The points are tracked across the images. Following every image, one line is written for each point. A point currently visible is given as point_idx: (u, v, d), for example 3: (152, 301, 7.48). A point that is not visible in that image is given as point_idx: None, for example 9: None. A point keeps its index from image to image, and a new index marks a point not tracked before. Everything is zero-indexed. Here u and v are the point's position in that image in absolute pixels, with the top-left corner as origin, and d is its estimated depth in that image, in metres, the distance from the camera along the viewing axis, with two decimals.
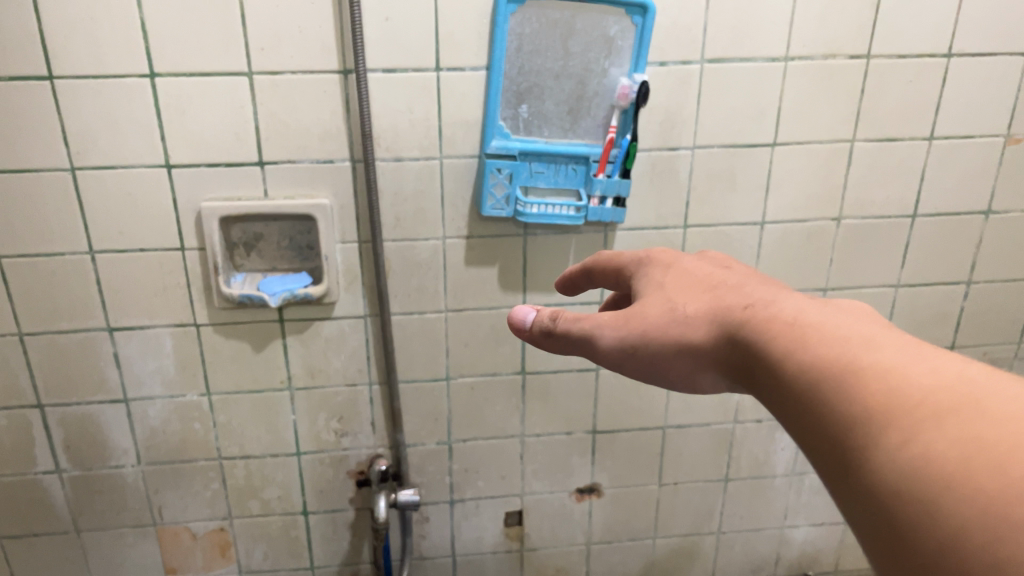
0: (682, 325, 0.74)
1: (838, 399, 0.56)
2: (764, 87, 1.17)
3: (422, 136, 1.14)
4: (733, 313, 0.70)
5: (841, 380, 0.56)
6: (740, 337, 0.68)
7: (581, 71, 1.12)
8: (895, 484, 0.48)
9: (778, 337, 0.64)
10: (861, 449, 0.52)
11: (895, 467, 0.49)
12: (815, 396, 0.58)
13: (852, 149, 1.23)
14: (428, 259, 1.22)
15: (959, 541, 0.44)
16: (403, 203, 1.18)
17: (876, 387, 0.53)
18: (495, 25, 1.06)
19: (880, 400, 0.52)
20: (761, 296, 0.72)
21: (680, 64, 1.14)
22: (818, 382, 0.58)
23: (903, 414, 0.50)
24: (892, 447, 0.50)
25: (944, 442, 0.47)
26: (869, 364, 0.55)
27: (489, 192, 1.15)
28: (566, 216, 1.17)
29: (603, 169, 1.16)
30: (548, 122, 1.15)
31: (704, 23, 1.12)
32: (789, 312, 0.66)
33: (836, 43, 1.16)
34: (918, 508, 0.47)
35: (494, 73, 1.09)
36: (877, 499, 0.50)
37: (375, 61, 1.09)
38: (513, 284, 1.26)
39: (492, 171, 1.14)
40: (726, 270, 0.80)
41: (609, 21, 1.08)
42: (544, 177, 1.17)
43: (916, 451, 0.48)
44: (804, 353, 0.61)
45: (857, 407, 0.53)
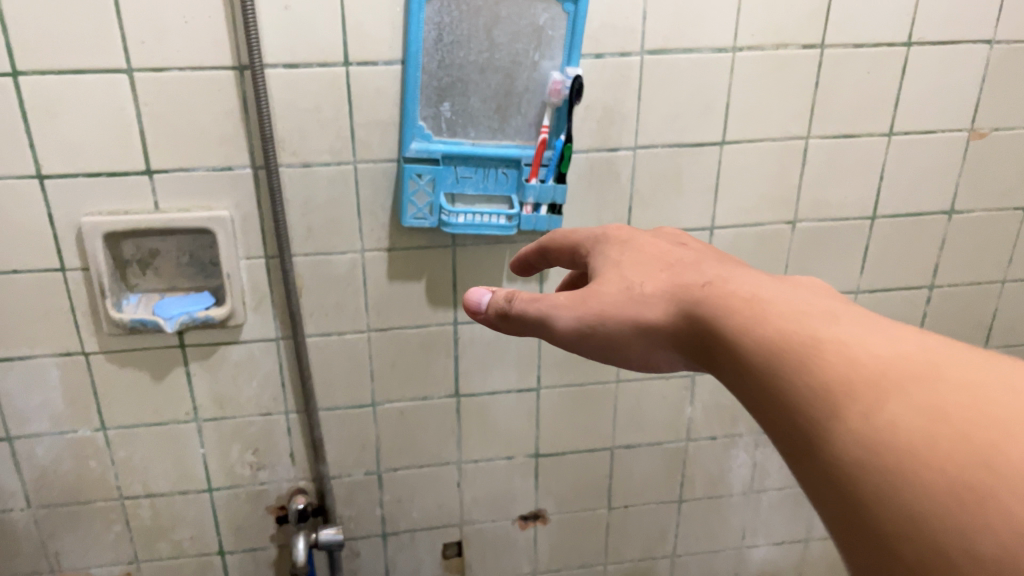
0: (643, 301, 0.67)
1: (791, 374, 0.49)
2: (710, 80, 1.07)
3: (332, 138, 1.02)
4: (691, 292, 0.64)
5: (795, 354, 0.50)
6: (694, 313, 0.62)
7: (509, 64, 1.00)
8: (855, 460, 0.43)
9: (730, 310, 0.58)
10: (817, 426, 0.46)
11: (856, 441, 0.43)
12: (767, 373, 0.52)
13: (807, 146, 1.13)
14: (346, 275, 1.10)
15: (932, 522, 0.39)
16: (314, 213, 1.05)
17: (835, 360, 0.47)
18: (409, 14, 0.94)
19: (837, 373, 0.46)
20: (723, 270, 0.65)
21: (618, 55, 1.03)
22: (771, 356, 0.52)
23: (863, 385, 0.45)
24: (854, 421, 0.44)
25: (910, 413, 0.42)
26: (828, 338, 0.49)
27: (409, 201, 1.04)
28: (496, 225, 1.06)
29: (536, 173, 1.04)
30: (474, 122, 1.03)
31: (643, 10, 1.01)
32: (745, 284, 0.60)
33: (789, 31, 1.06)
34: (883, 485, 0.41)
35: (410, 68, 0.97)
36: (835, 477, 0.44)
37: (275, 55, 0.96)
38: (443, 300, 1.14)
39: (412, 177, 1.03)
40: (685, 247, 0.73)
41: (538, 9, 0.97)
42: (471, 182, 1.06)
43: (880, 424, 0.42)
44: (756, 326, 0.54)
45: (814, 382, 0.47)
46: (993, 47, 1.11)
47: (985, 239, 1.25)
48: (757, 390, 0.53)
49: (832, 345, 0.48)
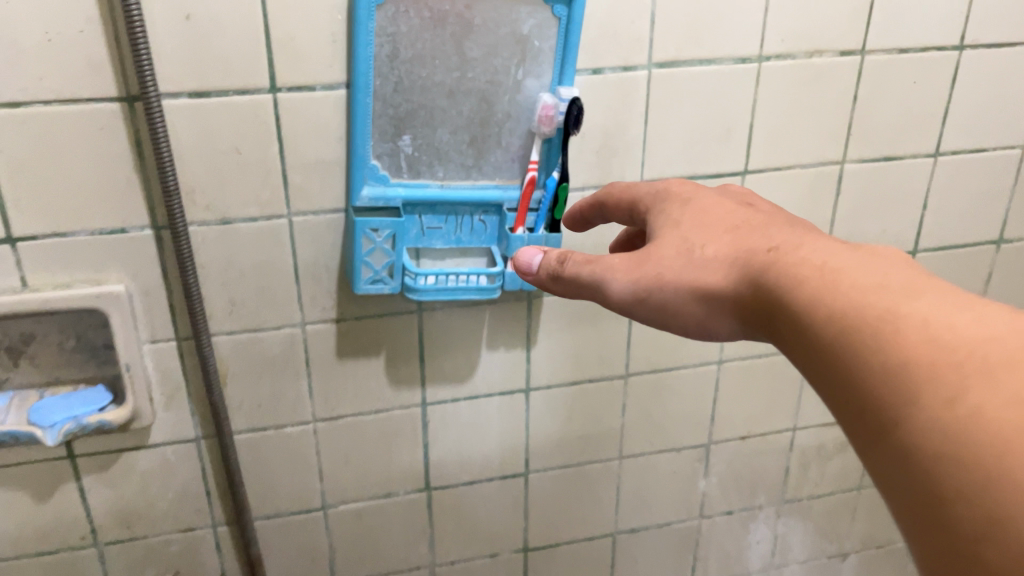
0: (703, 272, 0.59)
1: (865, 349, 0.48)
2: (731, 97, 0.87)
3: (259, 186, 0.78)
4: (764, 258, 0.57)
5: (870, 328, 0.48)
6: (764, 281, 0.56)
7: (484, 84, 0.78)
8: (932, 446, 0.43)
9: (793, 286, 0.53)
10: (898, 405, 0.45)
11: (937, 427, 0.43)
12: (836, 346, 0.50)
13: (842, 172, 0.94)
14: (283, 356, 0.86)
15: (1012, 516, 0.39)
16: (239, 282, 0.82)
17: (916, 337, 0.46)
18: (355, 23, 0.71)
19: (921, 354, 0.45)
20: (791, 233, 0.58)
21: (621, 70, 0.82)
22: (840, 331, 0.49)
23: (949, 368, 0.44)
24: (935, 404, 0.43)
25: (996, 401, 0.41)
26: (909, 313, 0.47)
27: (363, 261, 0.80)
28: (475, 287, 0.82)
29: (523, 220, 0.82)
30: (443, 158, 0.81)
31: (651, 12, 0.80)
32: (802, 254, 0.55)
33: (825, 35, 0.86)
34: (962, 473, 0.41)
35: (359, 92, 0.75)
36: (913, 457, 0.44)
37: (177, 80, 0.72)
38: (407, 378, 0.91)
39: (366, 231, 0.79)
40: (753, 207, 0.63)
41: (521, 14, 0.75)
42: (441, 234, 0.84)
43: (962, 410, 0.42)
44: (824, 303, 0.51)
45: (896, 359, 0.46)
46: None
47: None
48: (824, 361, 0.51)
49: (914, 321, 0.46)
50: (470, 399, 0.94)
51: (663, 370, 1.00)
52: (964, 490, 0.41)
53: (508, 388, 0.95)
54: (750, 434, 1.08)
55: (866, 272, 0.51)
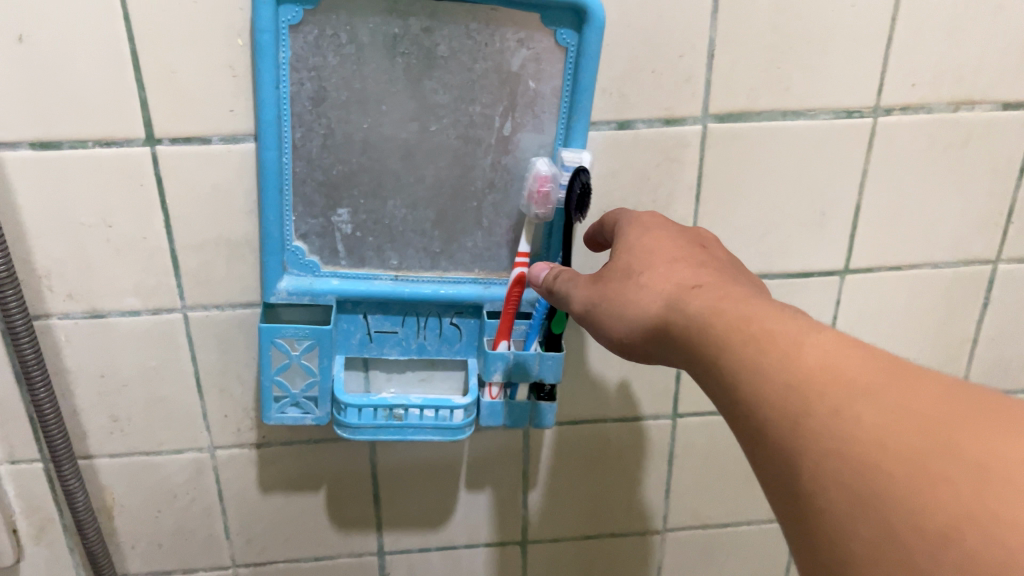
0: (637, 290, 0.44)
1: (751, 368, 0.38)
2: (831, 166, 0.59)
3: (141, 270, 0.57)
4: (687, 278, 0.44)
5: (757, 347, 0.38)
6: (676, 301, 0.43)
7: (455, 142, 0.54)
8: (826, 463, 0.34)
9: (707, 311, 0.41)
10: (782, 426, 0.36)
11: (820, 445, 0.34)
12: (722, 363, 0.40)
13: (993, 275, 0.65)
14: (188, 487, 0.65)
15: (901, 536, 0.31)
16: (123, 392, 0.61)
17: (812, 356, 0.36)
18: (256, 51, 0.49)
19: (812, 372, 0.36)
20: (720, 272, 0.45)
21: (661, 123, 0.56)
22: (726, 344, 0.39)
23: (836, 387, 0.35)
24: (820, 422, 0.34)
25: (884, 416, 0.33)
26: (804, 331, 0.38)
27: (274, 381, 0.56)
28: (432, 428, 0.55)
29: (507, 332, 0.56)
30: (397, 241, 0.56)
31: (709, 42, 0.54)
32: (724, 286, 0.43)
33: (982, 80, 0.58)
34: (849, 496, 0.33)
35: (269, 149, 0.51)
36: (795, 484, 0.35)
37: (12, 126, 0.51)
38: (358, 522, 0.68)
39: (278, 341, 0.55)
40: (710, 246, 0.48)
41: (508, 42, 0.51)
42: (396, 341, 0.59)
43: (847, 423, 0.34)
44: (719, 314, 0.40)
45: (785, 377, 0.36)
46: None
47: None
48: (710, 381, 0.41)
49: (812, 341, 0.37)
50: (444, 551, 0.71)
51: (715, 525, 0.73)
52: (849, 508, 0.33)
53: (497, 540, 0.71)
54: None
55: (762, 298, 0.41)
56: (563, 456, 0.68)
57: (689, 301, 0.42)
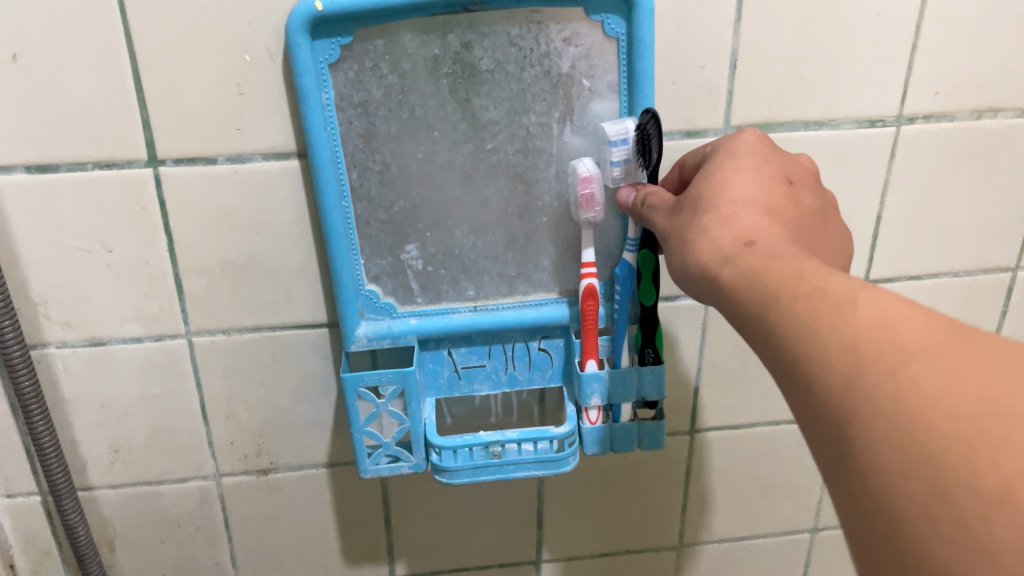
0: (699, 229, 0.41)
1: (799, 323, 0.34)
2: (852, 176, 0.58)
3: (143, 295, 0.54)
4: (756, 219, 0.40)
5: (811, 307, 0.34)
6: (733, 258, 0.38)
7: (514, 157, 0.52)
8: (881, 433, 0.30)
9: (758, 267, 0.37)
10: (828, 385, 0.32)
11: (873, 409, 0.31)
12: (763, 317, 0.36)
13: (1012, 282, 0.64)
14: (192, 516, 0.62)
15: (958, 501, 0.28)
16: (125, 420, 0.58)
17: (866, 313, 0.33)
18: (301, 97, 0.48)
19: (866, 330, 0.32)
20: (787, 221, 0.41)
21: (682, 135, 0.55)
22: (778, 303, 0.36)
23: (891, 349, 0.31)
24: (871, 379, 0.31)
25: (945, 376, 0.30)
26: (852, 287, 0.34)
27: (366, 432, 0.54)
28: (533, 460, 0.54)
29: (595, 349, 0.54)
30: (469, 268, 0.55)
31: (732, 52, 0.53)
32: (783, 241, 0.39)
33: (1004, 87, 0.57)
34: (900, 459, 0.29)
35: (329, 193, 0.50)
36: (838, 452, 0.32)
37: (7, 148, 0.49)
38: (369, 546, 0.66)
39: (362, 390, 0.52)
40: (792, 187, 0.43)
41: (555, 45, 0.50)
42: (486, 375, 0.58)
43: (903, 382, 0.30)
44: (771, 268, 0.37)
45: (835, 331, 0.33)
46: None
47: None
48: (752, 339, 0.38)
49: (868, 297, 0.33)
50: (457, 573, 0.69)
51: (731, 540, 0.72)
52: (899, 474, 0.29)
53: (508, 560, 0.69)
54: None
55: (809, 261, 0.37)
56: (578, 474, 0.66)
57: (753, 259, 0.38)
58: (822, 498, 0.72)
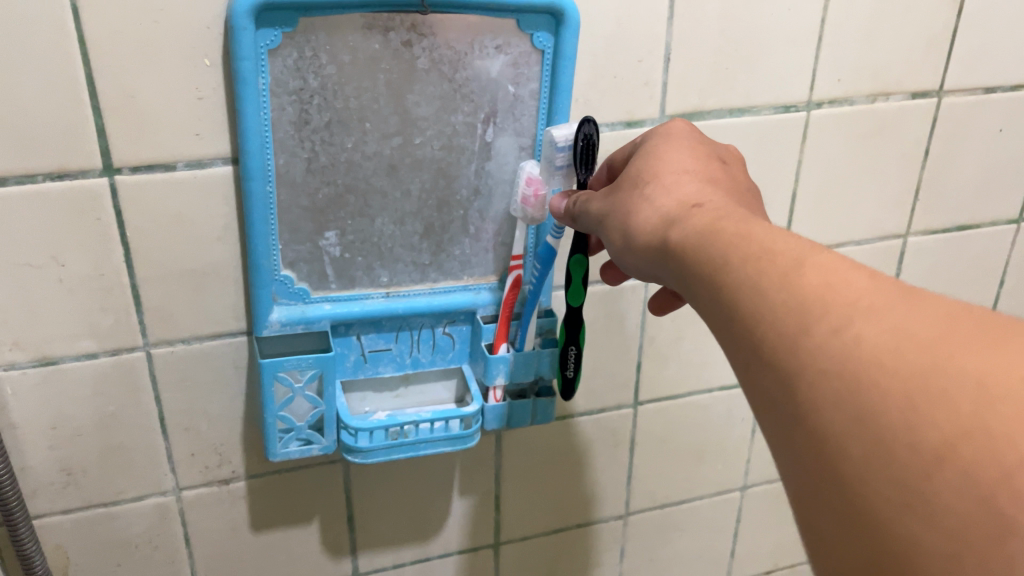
0: (641, 203, 0.44)
1: (744, 284, 0.36)
2: (772, 157, 0.64)
3: (99, 309, 0.52)
4: (697, 197, 0.42)
5: (757, 269, 0.36)
6: (680, 228, 0.41)
7: (438, 152, 0.53)
8: (827, 391, 0.32)
9: (705, 225, 0.39)
10: (772, 344, 0.34)
11: (818, 368, 0.32)
12: (710, 281, 0.38)
13: (905, 247, 0.72)
14: (151, 533, 0.61)
15: (899, 461, 0.29)
16: (78, 440, 0.56)
17: (811, 272, 0.34)
18: (238, 82, 0.46)
19: (812, 289, 0.33)
20: (725, 190, 0.44)
21: (623, 126, 0.58)
22: (724, 266, 0.37)
23: (838, 309, 0.32)
24: (815, 339, 0.32)
25: (884, 334, 0.31)
26: (798, 250, 0.36)
27: (279, 417, 0.53)
28: (442, 438, 0.55)
29: (504, 334, 0.57)
30: (389, 257, 0.55)
31: (666, 46, 0.57)
32: (725, 205, 0.41)
33: (894, 73, 0.64)
34: (846, 416, 0.31)
35: (254, 180, 0.48)
36: (781, 404, 0.34)
37: None
38: (332, 547, 0.66)
39: (280, 375, 0.52)
40: (727, 169, 0.46)
41: (489, 46, 0.51)
42: (391, 358, 0.58)
43: (846, 342, 0.32)
44: (716, 230, 0.39)
45: (778, 291, 0.34)
46: None
47: None
48: (697, 301, 0.39)
49: (815, 258, 0.35)
50: (420, 564, 0.70)
51: (671, 504, 0.77)
52: (841, 432, 0.31)
53: (469, 545, 0.71)
54: (776, 567, 0.85)
55: (756, 225, 0.38)
56: (533, 454, 0.69)
57: (698, 226, 0.40)
58: (750, 456, 0.78)
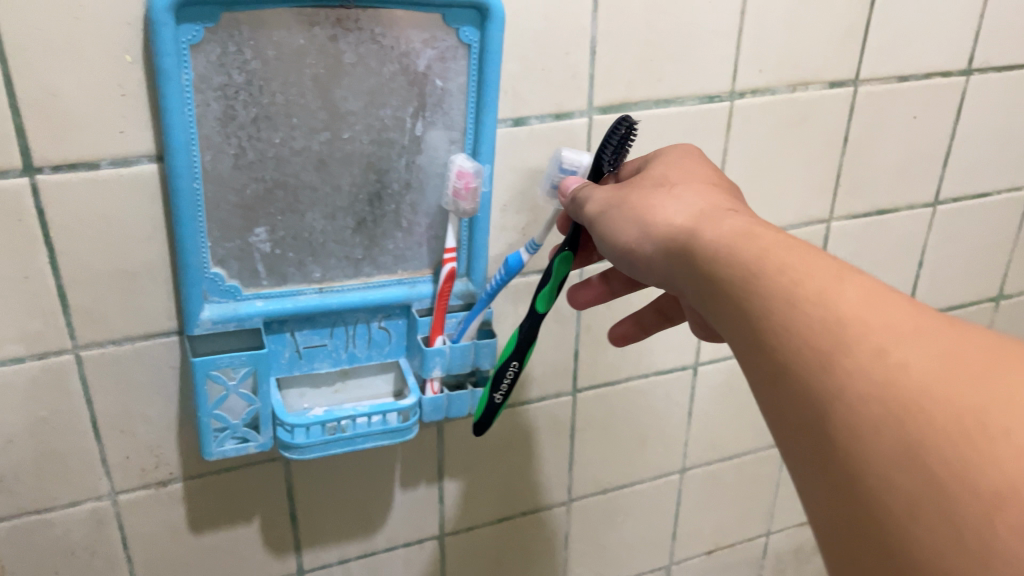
0: (662, 202, 0.45)
1: (778, 302, 0.37)
2: (699, 146, 0.65)
3: (25, 312, 0.51)
4: (723, 207, 0.43)
5: (797, 289, 0.37)
6: (706, 231, 0.42)
7: (368, 146, 0.53)
8: (868, 415, 0.32)
9: (735, 233, 0.40)
10: (811, 366, 0.35)
11: (859, 389, 0.33)
12: (743, 297, 0.39)
13: (829, 231, 0.75)
14: (87, 540, 0.60)
15: (948, 491, 0.30)
16: (8, 447, 0.55)
17: (852, 294, 0.35)
18: (160, 78, 0.45)
19: (853, 312, 0.35)
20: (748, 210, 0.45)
21: (552, 118, 0.59)
22: (758, 282, 0.38)
23: (881, 333, 0.34)
24: (858, 361, 0.33)
25: (933, 361, 0.32)
26: (838, 271, 0.37)
27: (214, 416, 0.53)
28: (380, 431, 0.55)
29: (441, 327, 0.57)
30: (322, 252, 0.55)
31: (591, 39, 0.58)
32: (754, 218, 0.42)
33: (813, 63, 0.66)
34: (886, 439, 0.32)
35: (180, 176, 0.48)
36: (816, 422, 0.35)
37: None
38: (276, 545, 0.66)
39: (212, 373, 0.52)
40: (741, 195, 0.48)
41: (415, 40, 0.51)
42: (326, 354, 0.58)
43: (889, 366, 0.33)
44: (753, 240, 0.40)
45: (816, 309, 0.36)
46: None
47: None
48: (730, 320, 0.40)
49: (853, 281, 0.36)
50: (366, 558, 0.70)
51: (614, 488, 0.78)
52: (887, 460, 0.32)
53: (414, 538, 0.71)
54: (718, 546, 0.88)
55: (793, 245, 0.39)
56: (475, 445, 0.70)
57: (727, 234, 0.41)
58: (689, 439, 0.80)
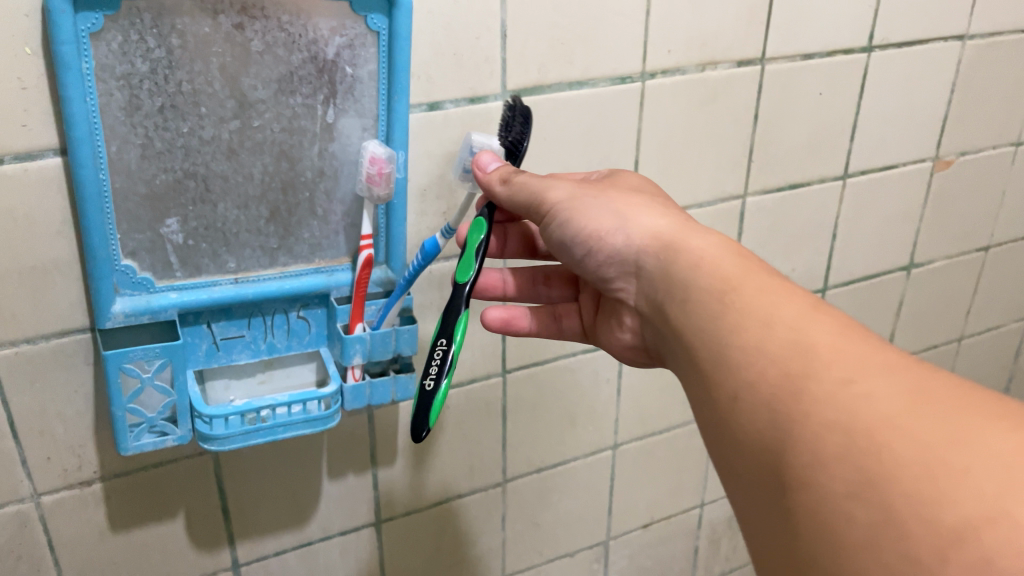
0: (643, 208, 0.51)
1: (754, 331, 0.41)
2: (613, 127, 0.67)
3: None
4: (698, 233, 0.48)
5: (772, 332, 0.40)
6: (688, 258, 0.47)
7: (279, 134, 0.53)
8: (829, 443, 0.35)
9: (715, 268, 0.45)
10: (783, 396, 0.38)
11: (824, 417, 0.36)
12: (721, 332, 0.43)
13: (744, 207, 0.77)
14: (11, 543, 0.59)
15: (899, 518, 0.32)
16: None
17: (823, 338, 0.39)
18: (59, 67, 0.45)
19: (824, 350, 0.38)
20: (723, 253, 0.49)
21: (467, 102, 0.60)
22: (738, 321, 0.42)
23: (849, 369, 0.37)
24: (825, 388, 0.37)
25: (894, 393, 0.35)
26: (816, 313, 0.41)
27: (129, 409, 0.53)
28: (300, 420, 0.55)
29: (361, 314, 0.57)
30: (236, 243, 0.55)
31: (501, 23, 0.59)
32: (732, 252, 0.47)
33: (721, 42, 0.68)
34: (844, 464, 0.34)
35: (85, 168, 0.48)
36: (783, 449, 0.37)
37: None
38: (209, 541, 0.66)
39: (126, 367, 0.52)
40: None
41: (322, 27, 0.51)
42: (245, 345, 0.58)
43: (852, 395, 0.36)
44: (732, 285, 0.44)
45: (791, 337, 0.40)
46: (965, 46, 0.81)
47: (949, 293, 0.96)
48: (708, 356, 0.43)
49: (823, 326, 0.40)
50: (302, 548, 0.70)
51: (548, 468, 0.80)
52: (844, 490, 0.34)
53: (351, 526, 0.71)
54: (653, 520, 0.90)
55: (772, 292, 0.43)
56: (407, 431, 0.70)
57: (709, 267, 0.46)
58: (618, 415, 0.82)
